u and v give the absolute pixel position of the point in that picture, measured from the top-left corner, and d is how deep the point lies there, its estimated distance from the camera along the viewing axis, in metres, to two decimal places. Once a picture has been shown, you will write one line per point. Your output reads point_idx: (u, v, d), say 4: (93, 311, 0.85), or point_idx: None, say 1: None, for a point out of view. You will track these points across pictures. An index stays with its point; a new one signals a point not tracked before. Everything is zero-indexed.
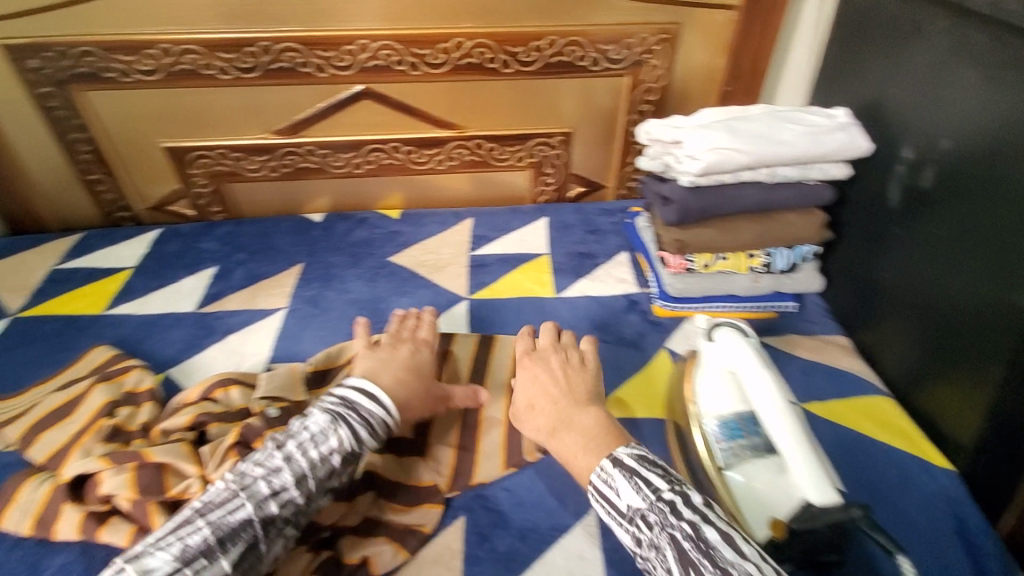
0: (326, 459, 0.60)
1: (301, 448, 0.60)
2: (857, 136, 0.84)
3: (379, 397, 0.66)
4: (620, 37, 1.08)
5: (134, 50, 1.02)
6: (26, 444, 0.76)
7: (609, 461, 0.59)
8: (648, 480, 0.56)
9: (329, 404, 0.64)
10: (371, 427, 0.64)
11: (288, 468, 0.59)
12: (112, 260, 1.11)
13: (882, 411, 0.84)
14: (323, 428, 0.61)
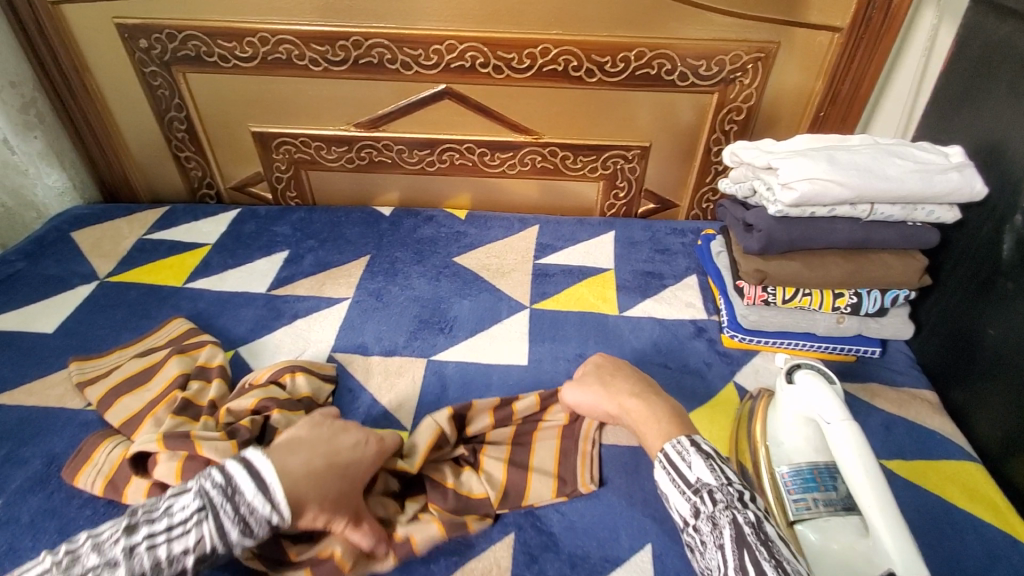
0: (176, 559, 0.52)
1: (151, 541, 0.52)
2: (972, 177, 0.77)
3: (268, 486, 0.56)
4: (712, 53, 1.04)
5: (235, 37, 1.06)
6: (105, 407, 0.80)
7: (687, 440, 0.61)
8: (724, 468, 0.57)
9: (205, 487, 0.56)
10: (244, 525, 0.55)
11: (126, 563, 0.51)
12: (194, 235, 1.17)
13: (972, 479, 0.77)
14: (187, 517, 0.54)
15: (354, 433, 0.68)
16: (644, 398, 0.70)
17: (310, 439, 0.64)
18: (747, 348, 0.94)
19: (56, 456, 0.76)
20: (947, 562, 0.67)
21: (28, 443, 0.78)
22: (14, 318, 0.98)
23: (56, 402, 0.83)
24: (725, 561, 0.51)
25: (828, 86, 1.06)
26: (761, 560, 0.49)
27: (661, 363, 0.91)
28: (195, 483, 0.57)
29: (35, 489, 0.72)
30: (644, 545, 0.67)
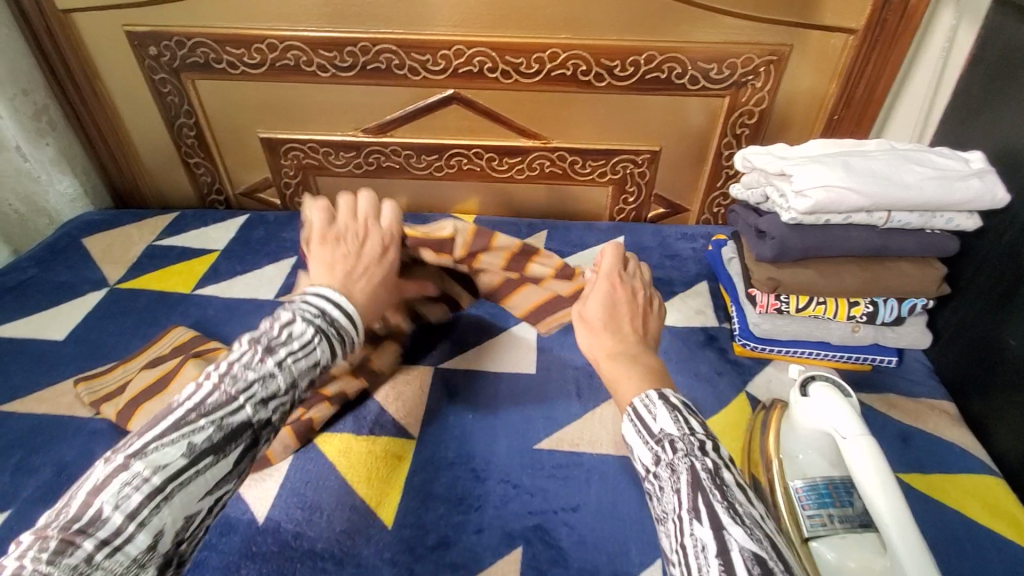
0: (311, 371, 0.63)
1: (293, 357, 0.61)
2: (994, 185, 0.75)
3: (348, 309, 0.69)
4: (723, 56, 1.02)
5: (243, 44, 1.06)
6: (126, 418, 0.80)
7: (655, 393, 0.58)
8: (690, 420, 0.54)
9: (308, 317, 0.64)
10: (345, 344, 0.67)
11: (280, 374, 0.60)
12: (203, 241, 1.17)
13: (992, 494, 0.75)
14: (307, 338, 0.63)
15: (369, 245, 0.78)
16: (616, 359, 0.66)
17: (342, 261, 0.75)
18: (759, 357, 0.92)
19: (66, 465, 0.76)
20: None
21: (38, 452, 0.78)
22: (26, 325, 0.98)
23: (65, 411, 0.84)
24: (680, 505, 0.49)
25: (842, 89, 1.04)
26: (714, 503, 0.47)
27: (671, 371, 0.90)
28: (293, 315, 0.64)
29: (45, 498, 0.72)
30: (654, 560, 0.66)
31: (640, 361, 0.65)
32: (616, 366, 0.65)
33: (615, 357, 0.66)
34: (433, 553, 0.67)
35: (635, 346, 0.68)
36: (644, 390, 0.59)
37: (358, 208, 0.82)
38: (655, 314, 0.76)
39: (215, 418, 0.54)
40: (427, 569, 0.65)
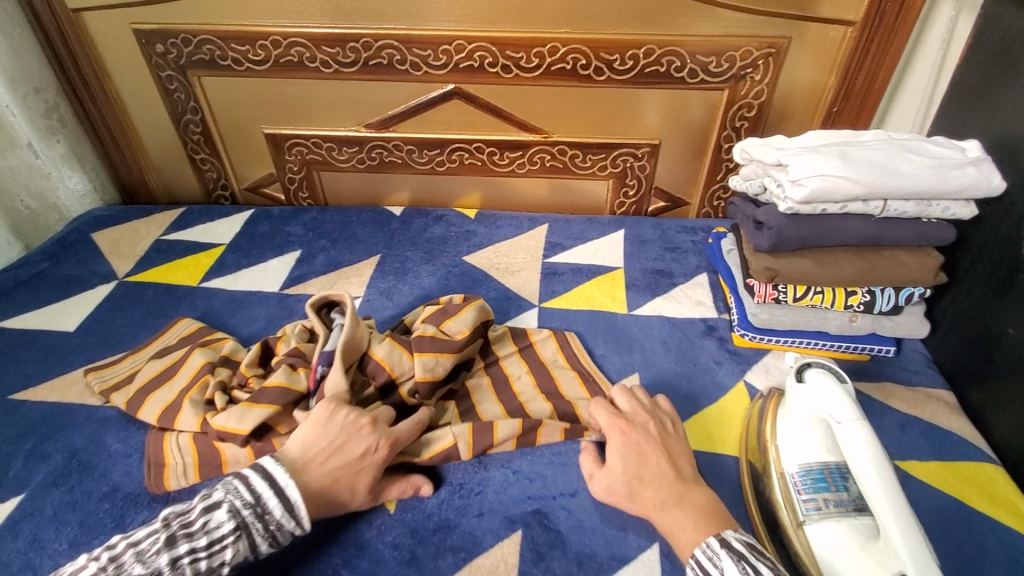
0: (213, 569, 0.58)
1: (193, 556, 0.57)
2: (990, 173, 0.76)
3: (292, 501, 0.62)
4: (722, 49, 1.03)
5: (248, 41, 1.08)
6: (135, 407, 0.81)
7: (716, 540, 0.59)
8: (756, 567, 0.56)
9: (237, 506, 0.60)
10: (273, 539, 0.61)
11: (170, 574, 0.55)
12: (209, 235, 1.19)
13: (990, 482, 0.75)
14: (224, 534, 0.59)
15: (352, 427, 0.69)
16: (670, 508, 0.63)
17: (321, 450, 0.66)
18: (758, 347, 0.93)
19: (77, 451, 0.78)
20: (962, 565, 0.66)
21: (50, 439, 0.80)
22: (37, 317, 1.01)
23: (76, 399, 0.86)
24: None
25: (841, 82, 1.05)
26: None
27: (670, 362, 0.91)
28: (224, 498, 0.61)
29: (57, 482, 0.74)
30: (652, 544, 0.67)
31: (686, 499, 0.64)
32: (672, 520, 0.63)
33: (662, 506, 0.64)
34: (433, 536, 0.68)
35: (678, 486, 0.65)
36: (702, 534, 0.61)
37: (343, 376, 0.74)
38: (681, 441, 0.71)
39: None
40: (428, 551, 0.67)
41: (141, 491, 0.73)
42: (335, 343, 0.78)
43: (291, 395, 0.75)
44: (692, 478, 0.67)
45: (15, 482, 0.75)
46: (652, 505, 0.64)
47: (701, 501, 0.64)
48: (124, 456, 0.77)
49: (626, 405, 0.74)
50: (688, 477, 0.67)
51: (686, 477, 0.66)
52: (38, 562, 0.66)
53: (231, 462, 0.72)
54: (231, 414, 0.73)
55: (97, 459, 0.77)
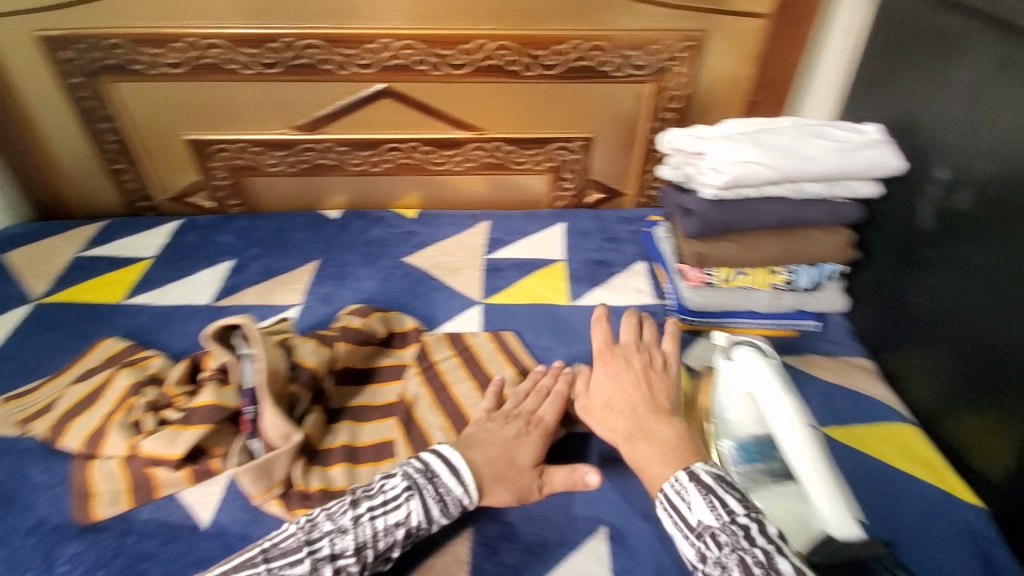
0: (390, 530, 0.60)
1: (372, 513, 0.61)
2: (889, 154, 0.81)
3: (460, 472, 0.65)
4: (645, 43, 1.06)
5: (163, 44, 1.03)
6: (57, 435, 0.76)
7: (684, 473, 0.60)
8: (723, 500, 0.56)
9: (410, 470, 0.64)
10: (443, 504, 0.63)
11: (354, 531, 0.59)
12: (134, 249, 1.13)
13: (905, 439, 0.82)
14: (398, 493, 0.62)
15: (507, 426, 0.71)
16: (637, 443, 0.65)
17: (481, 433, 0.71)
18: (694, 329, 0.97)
19: None
20: (886, 519, 0.72)
21: None
22: None
23: None
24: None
25: (758, 71, 1.10)
26: None
27: (613, 349, 0.94)
28: (399, 466, 0.66)
29: None
30: (599, 527, 0.69)
31: (655, 435, 0.65)
32: (635, 449, 0.65)
33: (631, 439, 0.66)
34: None
35: (647, 419, 0.67)
36: (673, 470, 0.61)
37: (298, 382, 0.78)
38: (668, 379, 0.73)
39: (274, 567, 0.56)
40: None
41: (69, 522, 0.69)
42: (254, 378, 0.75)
43: (224, 412, 0.72)
44: (668, 414, 0.68)
45: None
46: (622, 438, 0.67)
47: (670, 435, 0.65)
48: (49, 486, 0.73)
49: (625, 338, 0.77)
50: (667, 406, 0.69)
51: (662, 410, 0.68)
52: None
53: (167, 486, 0.71)
54: (160, 439, 0.71)
55: (17, 494, 0.72)
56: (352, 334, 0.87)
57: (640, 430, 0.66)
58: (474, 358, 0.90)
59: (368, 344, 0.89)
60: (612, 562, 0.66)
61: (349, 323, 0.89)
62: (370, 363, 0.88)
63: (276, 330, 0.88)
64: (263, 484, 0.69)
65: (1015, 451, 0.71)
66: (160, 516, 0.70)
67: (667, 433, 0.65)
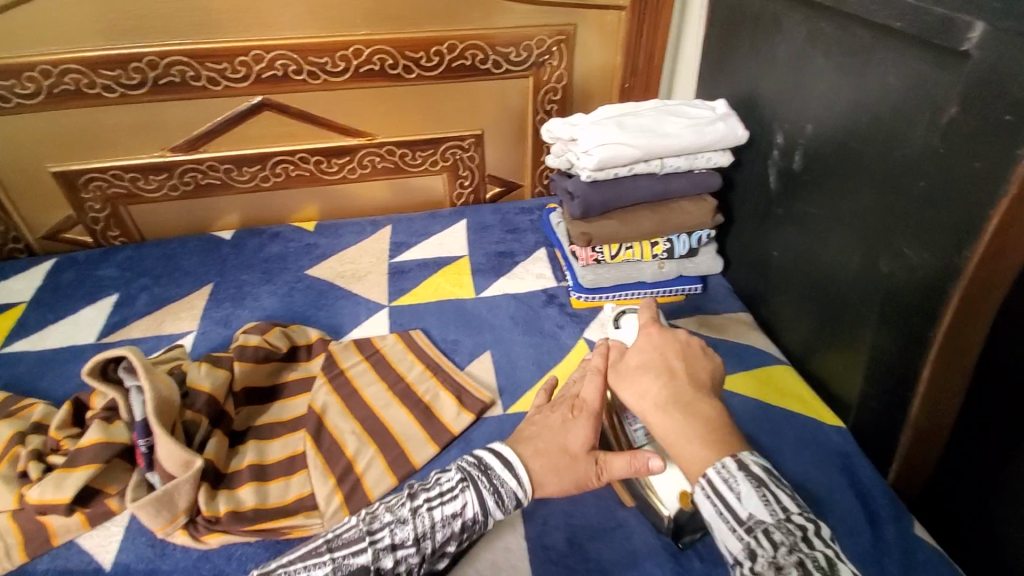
0: (449, 521, 0.58)
1: (429, 504, 0.59)
2: (735, 126, 0.89)
3: (514, 464, 0.60)
4: (519, 39, 1.11)
5: (12, 73, 0.96)
6: None
7: (733, 461, 0.52)
8: (778, 494, 0.50)
9: (465, 462, 0.62)
10: (498, 496, 0.59)
11: (413, 521, 0.58)
12: (2, 295, 1.04)
13: (780, 379, 0.91)
14: (453, 486, 0.60)
15: (559, 416, 0.64)
16: (671, 414, 0.56)
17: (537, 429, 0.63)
18: (593, 306, 1.02)
19: None
20: (767, 451, 0.80)
21: None
22: None
23: None
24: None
25: (627, 60, 1.18)
26: None
27: (518, 334, 0.98)
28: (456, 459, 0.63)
29: None
30: None
31: (693, 410, 0.56)
32: (669, 423, 0.55)
33: (663, 408, 0.56)
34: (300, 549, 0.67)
35: (685, 392, 0.57)
36: (719, 455, 0.53)
37: (194, 408, 0.76)
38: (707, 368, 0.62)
39: (338, 555, 0.55)
40: None
41: None
42: (143, 411, 0.73)
43: (113, 449, 0.70)
44: (706, 394, 0.58)
45: None
46: (654, 407, 0.57)
47: (711, 413, 0.56)
48: None
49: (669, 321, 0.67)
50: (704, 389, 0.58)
51: (700, 390, 0.58)
52: None
53: (62, 533, 0.68)
54: (46, 485, 0.67)
55: None
56: (250, 352, 0.86)
57: (677, 403, 0.56)
58: (381, 361, 0.91)
59: (270, 360, 0.87)
60: (526, 532, 0.70)
61: (247, 341, 0.87)
62: (276, 379, 0.87)
63: (167, 359, 0.85)
64: (165, 516, 0.67)
65: (864, 374, 0.81)
66: (59, 565, 0.66)
67: (710, 413, 0.56)
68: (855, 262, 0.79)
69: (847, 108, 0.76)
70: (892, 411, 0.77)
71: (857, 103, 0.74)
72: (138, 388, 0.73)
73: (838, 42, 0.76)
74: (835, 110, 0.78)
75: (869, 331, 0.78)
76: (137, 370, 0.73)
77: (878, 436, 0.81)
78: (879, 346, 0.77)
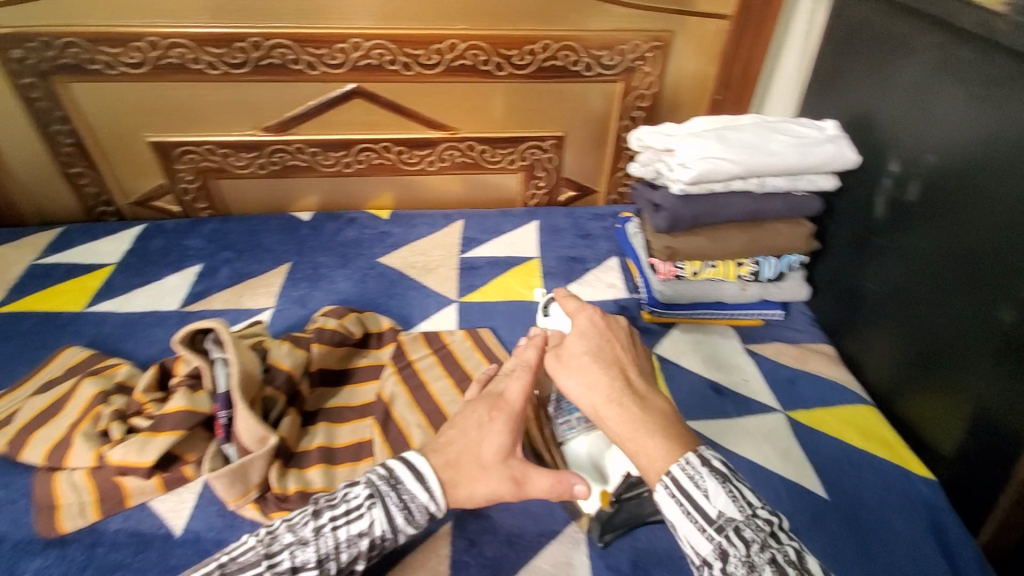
0: (354, 541, 0.54)
1: (333, 523, 0.55)
2: (846, 149, 0.85)
3: (426, 477, 0.57)
4: (614, 43, 1.08)
5: (122, 43, 1.00)
6: (17, 449, 0.74)
7: (695, 456, 0.52)
8: (743, 491, 0.51)
9: (373, 475, 0.57)
10: (408, 512, 0.56)
11: (315, 543, 0.53)
12: (95, 255, 1.09)
13: (864, 420, 0.85)
14: (360, 503, 0.55)
15: (476, 416, 0.62)
16: (627, 408, 0.57)
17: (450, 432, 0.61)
18: (665, 321, 0.98)
19: None
20: (848, 495, 0.75)
21: None
22: None
23: None
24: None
25: (722, 71, 1.14)
26: None
27: None
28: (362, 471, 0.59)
29: None
30: (577, 515, 0.70)
31: (644, 403, 0.58)
32: (624, 415, 0.57)
33: (618, 401, 0.58)
34: None
35: (636, 386, 0.60)
36: (673, 452, 0.53)
37: (273, 385, 0.78)
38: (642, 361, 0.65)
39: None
40: None
41: (29, 539, 0.66)
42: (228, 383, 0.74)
43: (196, 418, 0.71)
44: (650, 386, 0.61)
45: None
46: (604, 402, 0.58)
47: (663, 407, 0.59)
48: (6, 504, 0.70)
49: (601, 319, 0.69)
50: (649, 383, 0.62)
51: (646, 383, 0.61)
52: None
53: (137, 495, 0.70)
54: (130, 447, 0.69)
55: None
56: (328, 335, 0.87)
57: (633, 397, 0.58)
58: (451, 357, 0.90)
59: (345, 344, 0.88)
60: (589, 549, 0.68)
61: (325, 325, 0.88)
62: (347, 364, 0.88)
63: (250, 334, 0.87)
64: (238, 489, 0.68)
65: (965, 426, 0.75)
66: (131, 526, 0.68)
67: (659, 406, 0.58)
68: (969, 306, 0.73)
69: (982, 141, 0.70)
70: (997, 470, 0.71)
71: (996, 137, 0.69)
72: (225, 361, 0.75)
73: (978, 70, 0.71)
74: (966, 142, 0.72)
75: (979, 381, 0.72)
76: (225, 343, 0.74)
77: (975, 492, 0.75)
78: (990, 400, 0.71)
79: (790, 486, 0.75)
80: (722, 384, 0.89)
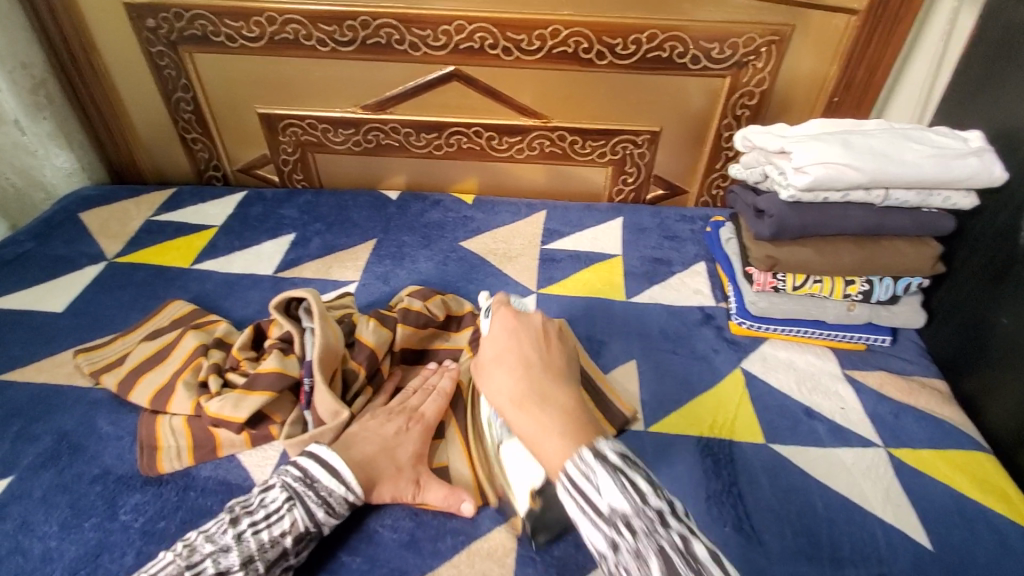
0: (277, 540, 0.59)
1: (254, 528, 0.59)
2: (992, 163, 0.76)
3: (340, 471, 0.64)
4: (725, 36, 1.02)
5: (243, 17, 1.05)
6: (127, 389, 0.80)
7: (590, 451, 0.49)
8: (635, 480, 0.47)
9: (289, 479, 0.63)
10: (328, 506, 0.62)
11: (237, 547, 0.58)
12: (202, 216, 1.16)
13: (983, 470, 0.76)
14: (279, 506, 0.61)
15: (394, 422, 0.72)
16: (531, 407, 0.54)
17: (368, 431, 0.69)
18: (756, 335, 0.93)
19: (68, 432, 0.76)
20: (959, 553, 0.67)
21: (40, 420, 0.78)
22: (25, 297, 0.98)
23: (66, 380, 0.84)
24: None
25: (843, 71, 1.05)
26: None
27: (668, 349, 0.91)
28: (278, 478, 0.64)
29: (47, 464, 0.73)
30: None
31: (552, 402, 0.54)
32: (528, 416, 0.54)
33: (520, 404, 0.55)
34: (432, 519, 0.67)
35: (543, 383, 0.57)
36: (572, 446, 0.50)
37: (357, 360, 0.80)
38: (562, 353, 0.62)
39: None
40: (427, 535, 0.66)
41: (131, 474, 0.72)
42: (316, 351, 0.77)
43: (287, 380, 0.75)
44: (563, 379, 0.58)
45: (4, 463, 0.73)
46: (514, 403, 0.56)
47: (567, 400, 0.55)
48: (114, 438, 0.76)
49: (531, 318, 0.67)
50: (562, 374, 0.58)
51: (557, 376, 0.58)
52: (29, 543, 0.65)
53: (227, 446, 0.73)
54: (226, 401, 0.73)
55: (88, 441, 0.75)
56: (412, 316, 0.87)
57: (536, 395, 0.55)
58: None
59: (428, 326, 0.88)
60: None
61: (411, 305, 0.88)
62: (427, 346, 0.88)
63: (339, 305, 0.90)
64: None
65: None
66: (219, 475, 0.72)
67: (565, 398, 0.55)
68: None
69: None
70: None
71: None
72: (314, 330, 0.78)
73: None
74: None
75: None
76: (315, 312, 0.77)
77: None
78: None
79: (889, 533, 0.68)
80: (816, 409, 0.82)
